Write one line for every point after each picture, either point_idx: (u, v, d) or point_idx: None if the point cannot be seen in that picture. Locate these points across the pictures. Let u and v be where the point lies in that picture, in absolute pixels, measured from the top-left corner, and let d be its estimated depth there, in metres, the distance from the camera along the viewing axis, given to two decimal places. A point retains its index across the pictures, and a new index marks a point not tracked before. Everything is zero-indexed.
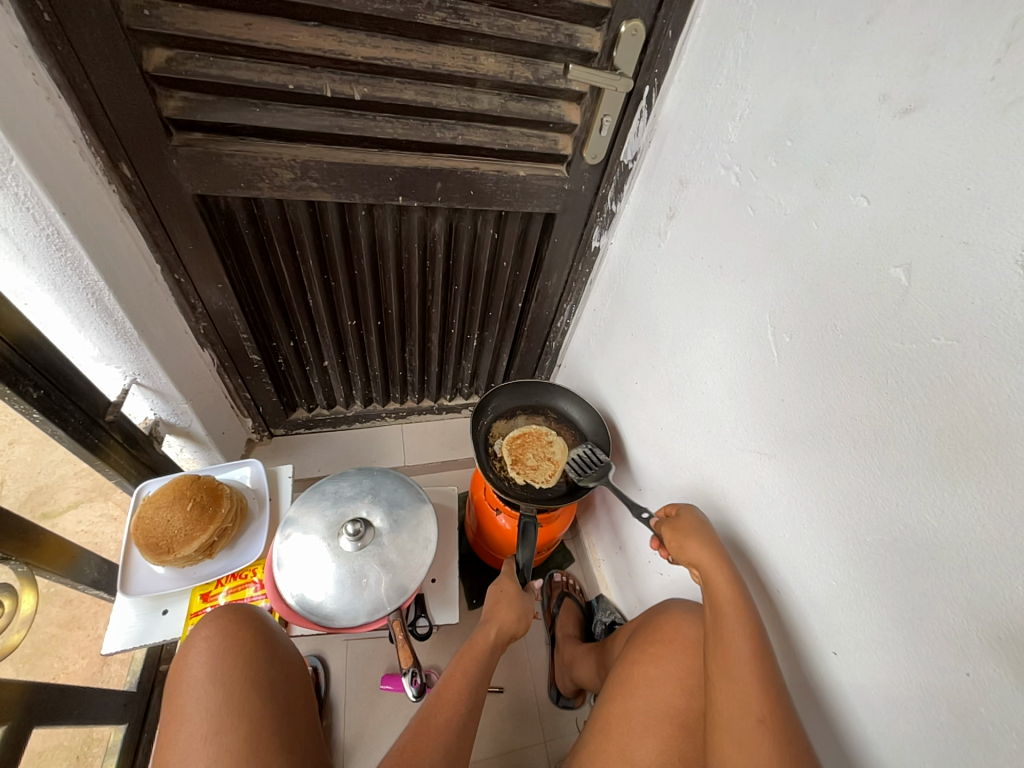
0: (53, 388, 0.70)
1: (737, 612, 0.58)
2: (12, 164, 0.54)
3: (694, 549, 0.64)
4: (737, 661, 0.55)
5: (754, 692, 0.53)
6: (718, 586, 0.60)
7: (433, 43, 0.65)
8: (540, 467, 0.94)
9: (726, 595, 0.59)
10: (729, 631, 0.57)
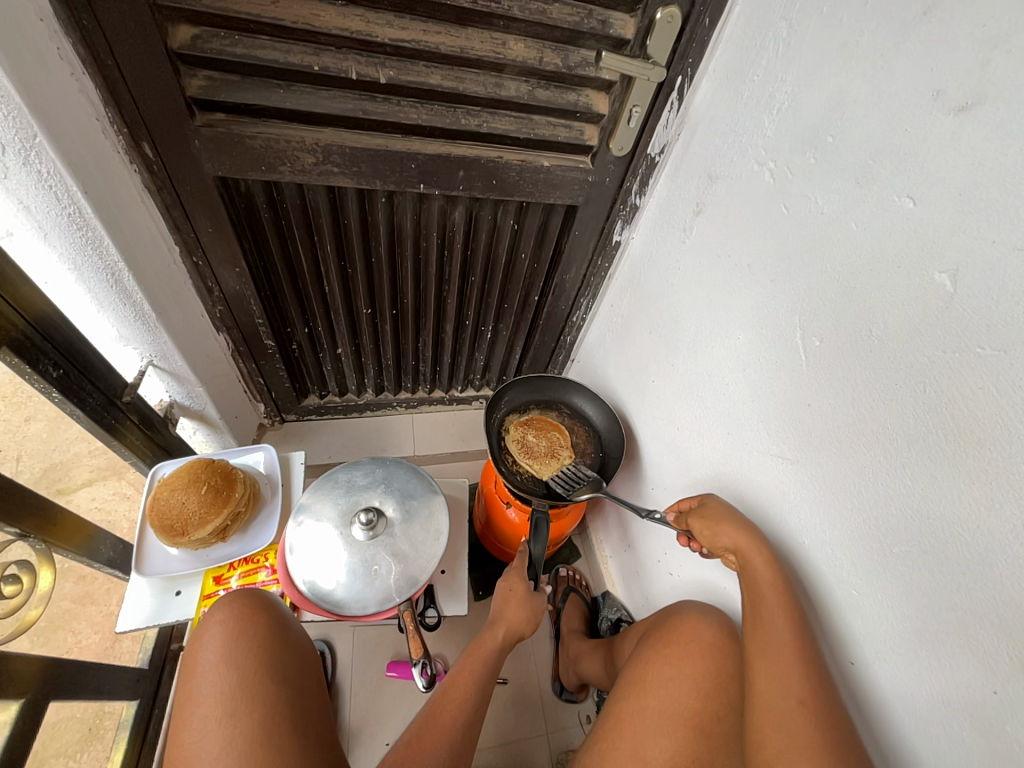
0: (71, 367, 0.70)
1: (777, 598, 0.56)
2: (36, 141, 0.54)
3: (727, 536, 0.62)
4: (775, 633, 0.54)
5: (791, 678, 0.52)
6: (754, 570, 0.59)
7: (461, 26, 0.63)
8: (540, 444, 0.93)
9: (764, 579, 0.58)
10: (768, 615, 0.55)
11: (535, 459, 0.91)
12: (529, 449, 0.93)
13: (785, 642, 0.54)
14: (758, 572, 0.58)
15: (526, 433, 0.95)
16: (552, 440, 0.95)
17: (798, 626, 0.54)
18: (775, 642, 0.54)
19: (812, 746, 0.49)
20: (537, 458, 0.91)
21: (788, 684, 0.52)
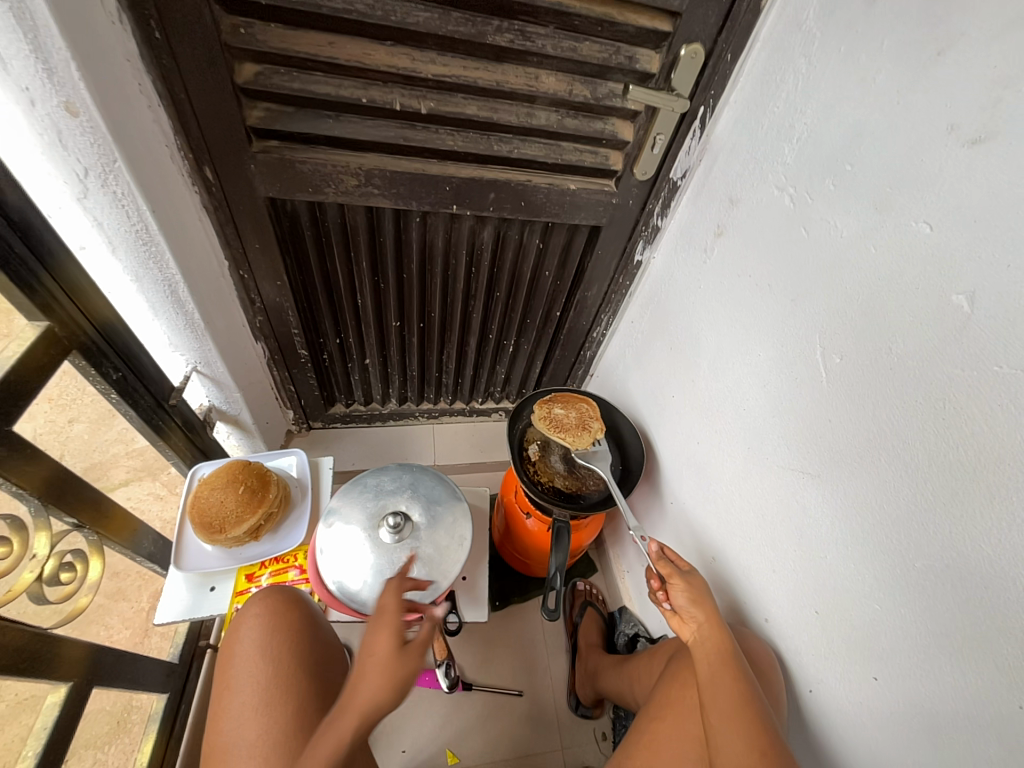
0: (128, 371, 0.76)
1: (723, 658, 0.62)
2: (115, 165, 0.60)
3: (698, 607, 0.68)
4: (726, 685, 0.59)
5: (750, 731, 0.55)
6: (710, 643, 0.64)
7: (498, 62, 0.68)
8: (570, 417, 0.91)
9: (718, 648, 0.63)
10: (721, 673, 0.61)
11: (566, 431, 0.88)
12: (557, 424, 0.90)
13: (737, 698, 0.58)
14: (714, 641, 0.64)
15: (553, 410, 0.93)
16: (580, 412, 0.92)
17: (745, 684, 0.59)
18: (727, 703, 0.58)
19: None
20: (567, 431, 0.88)
21: (749, 733, 0.55)
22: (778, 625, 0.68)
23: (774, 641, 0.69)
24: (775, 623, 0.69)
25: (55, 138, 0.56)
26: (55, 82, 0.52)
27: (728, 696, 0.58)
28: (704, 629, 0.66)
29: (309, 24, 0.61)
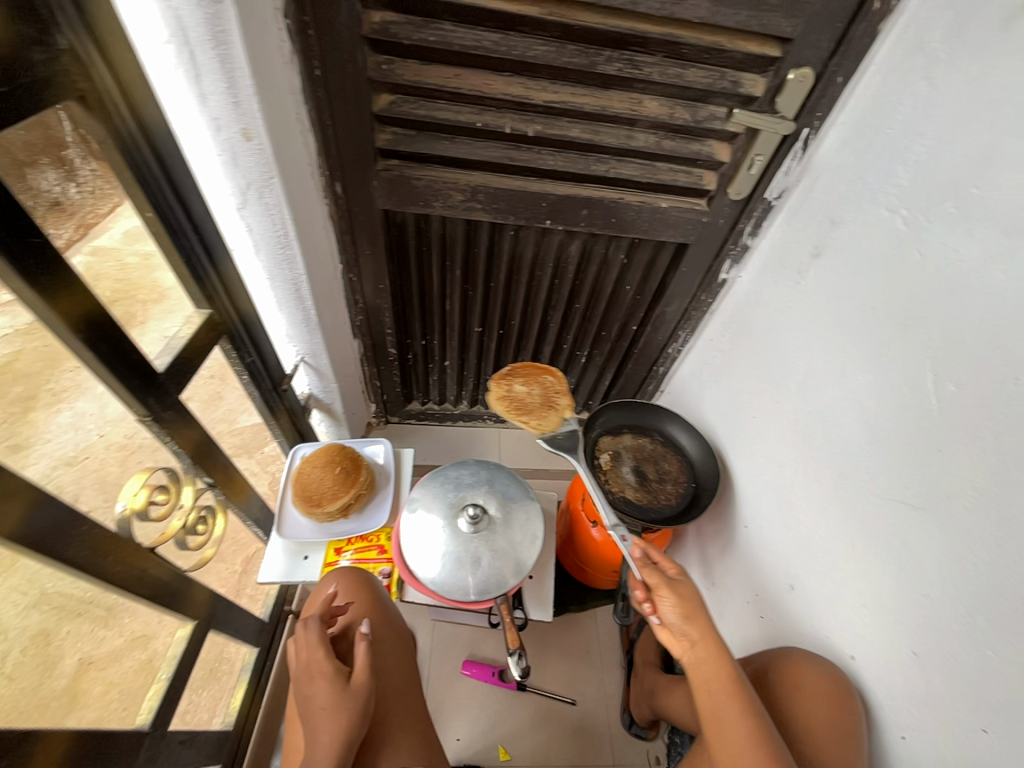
0: (257, 357, 0.87)
1: (725, 683, 0.61)
2: (271, 181, 0.70)
3: (696, 627, 0.64)
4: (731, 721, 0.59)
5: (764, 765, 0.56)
6: (709, 665, 0.62)
7: (605, 88, 0.73)
8: (530, 396, 0.89)
9: (717, 672, 0.61)
10: (723, 702, 0.60)
11: (528, 412, 0.87)
12: (516, 403, 0.89)
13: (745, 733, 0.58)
14: (714, 662, 0.62)
15: (512, 387, 0.91)
16: (544, 392, 0.90)
17: (750, 713, 0.59)
18: (733, 734, 0.58)
19: None
20: (524, 411, 0.88)
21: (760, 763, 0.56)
22: (866, 663, 0.65)
23: (860, 681, 0.66)
24: (862, 661, 0.66)
25: (230, 158, 0.67)
26: (240, 112, 0.63)
27: (736, 730, 0.58)
28: (699, 649, 0.63)
29: (440, 59, 0.69)
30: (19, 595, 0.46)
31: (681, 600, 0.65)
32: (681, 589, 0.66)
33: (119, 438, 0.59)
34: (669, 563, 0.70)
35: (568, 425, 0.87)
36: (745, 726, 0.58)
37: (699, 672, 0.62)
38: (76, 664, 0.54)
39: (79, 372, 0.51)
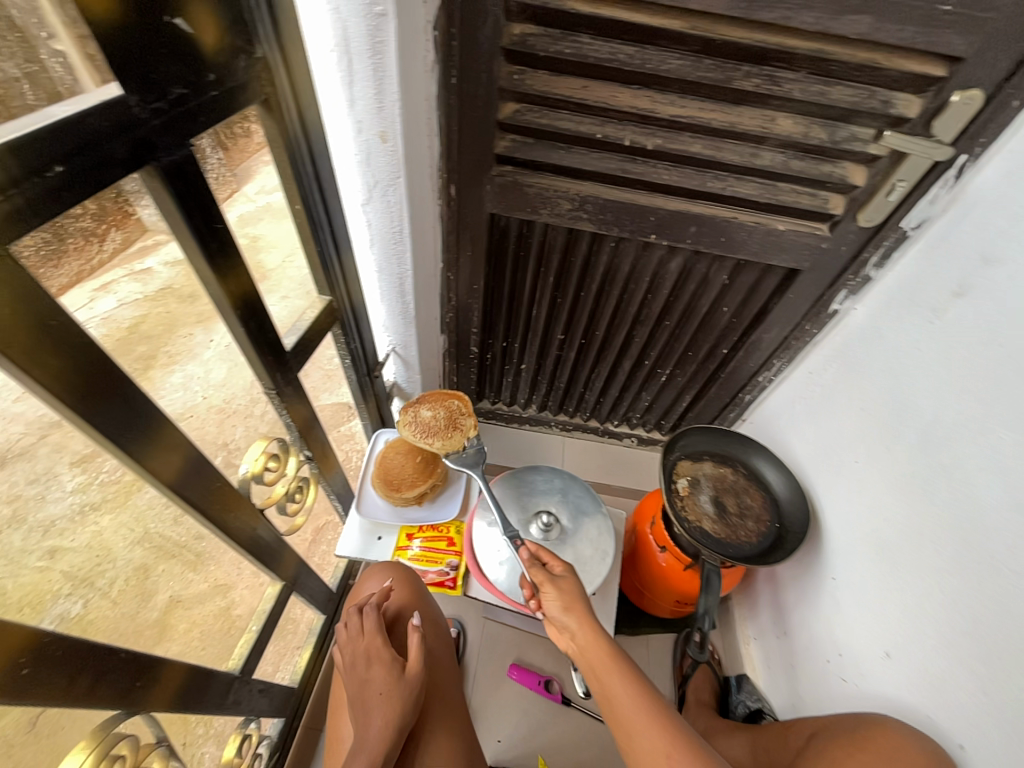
0: (358, 343, 0.93)
1: (610, 663, 0.63)
2: (397, 180, 0.75)
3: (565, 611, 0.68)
4: (618, 697, 0.60)
5: (660, 734, 0.56)
6: (594, 646, 0.65)
7: (737, 104, 0.70)
8: (433, 417, 0.87)
9: (602, 649, 0.64)
10: (613, 683, 0.61)
11: (436, 439, 0.84)
12: (424, 430, 0.85)
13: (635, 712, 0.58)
14: (581, 634, 0.66)
15: (416, 411, 0.87)
16: (450, 413, 0.88)
17: (639, 687, 0.60)
18: (623, 708, 0.59)
19: None
20: (437, 437, 0.85)
21: (653, 736, 0.56)
22: (977, 757, 0.57)
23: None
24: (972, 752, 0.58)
25: (365, 158, 0.72)
26: (381, 116, 0.67)
27: (627, 704, 0.59)
28: (580, 633, 0.67)
29: (571, 71, 0.70)
30: (128, 529, 0.47)
31: (560, 589, 0.70)
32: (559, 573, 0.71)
33: (218, 400, 0.58)
34: (555, 561, 0.74)
35: (474, 444, 0.87)
36: (630, 697, 0.60)
37: (588, 658, 0.65)
38: (166, 601, 0.57)
39: (231, 345, 0.57)
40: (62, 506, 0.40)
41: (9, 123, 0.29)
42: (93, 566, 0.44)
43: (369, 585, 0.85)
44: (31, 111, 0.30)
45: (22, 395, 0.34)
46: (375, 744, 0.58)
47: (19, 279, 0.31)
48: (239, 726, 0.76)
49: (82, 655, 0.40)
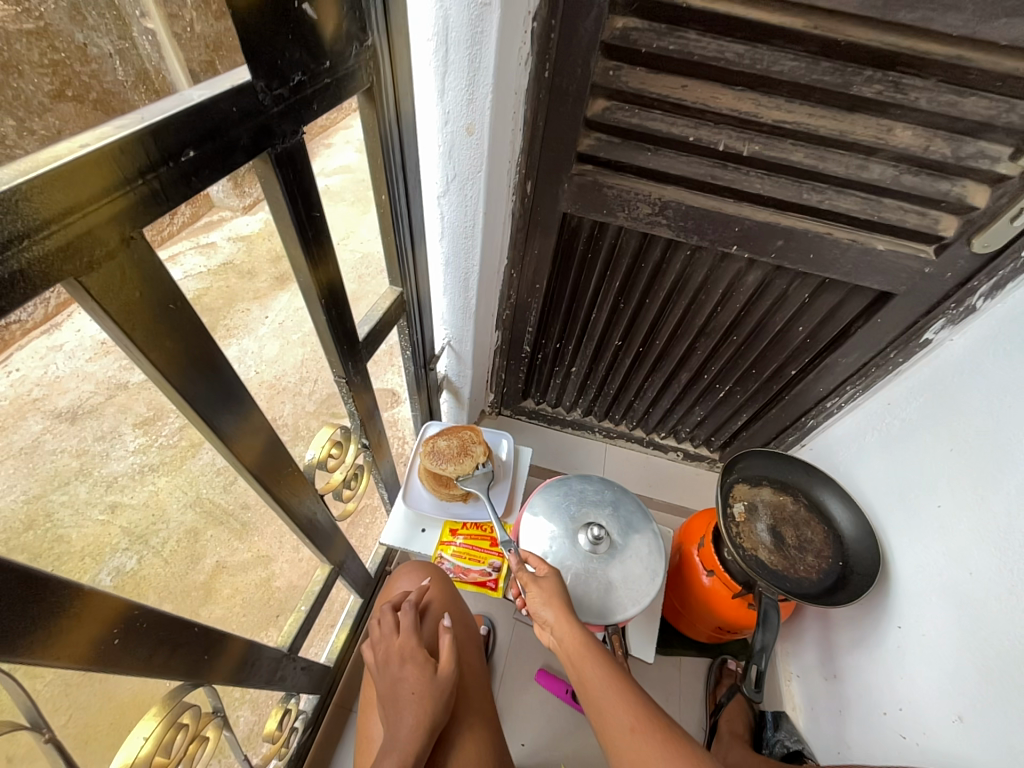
0: (419, 334, 0.93)
1: (584, 652, 0.64)
2: (478, 174, 0.73)
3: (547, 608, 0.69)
4: (591, 683, 0.61)
5: (623, 710, 0.57)
6: (568, 635, 0.66)
7: (849, 112, 0.65)
8: (449, 445, 0.91)
9: (574, 639, 0.65)
10: (586, 672, 0.62)
11: (448, 464, 0.88)
12: (439, 456, 0.90)
13: (603, 693, 0.60)
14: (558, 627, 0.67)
15: (432, 442, 0.92)
16: (462, 439, 0.92)
17: (608, 670, 0.61)
18: (595, 690, 0.61)
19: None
20: (449, 463, 0.89)
21: (620, 714, 0.57)
22: None
23: None
24: None
25: (449, 150, 0.71)
26: (470, 108, 0.65)
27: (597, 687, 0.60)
28: (558, 623, 0.68)
29: (670, 69, 0.66)
30: (182, 490, 0.52)
31: (544, 583, 0.72)
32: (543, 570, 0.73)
33: (270, 376, 0.57)
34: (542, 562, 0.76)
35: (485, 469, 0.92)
36: (600, 679, 0.61)
37: (566, 649, 0.66)
38: (213, 566, 0.63)
39: (288, 318, 0.57)
40: (124, 464, 0.43)
41: (153, 108, 0.29)
42: (149, 524, 0.48)
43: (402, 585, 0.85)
44: (125, 89, 0.28)
45: (95, 356, 0.37)
46: (407, 743, 0.57)
47: (149, 265, 0.31)
48: (282, 701, 0.78)
49: (163, 629, 0.41)
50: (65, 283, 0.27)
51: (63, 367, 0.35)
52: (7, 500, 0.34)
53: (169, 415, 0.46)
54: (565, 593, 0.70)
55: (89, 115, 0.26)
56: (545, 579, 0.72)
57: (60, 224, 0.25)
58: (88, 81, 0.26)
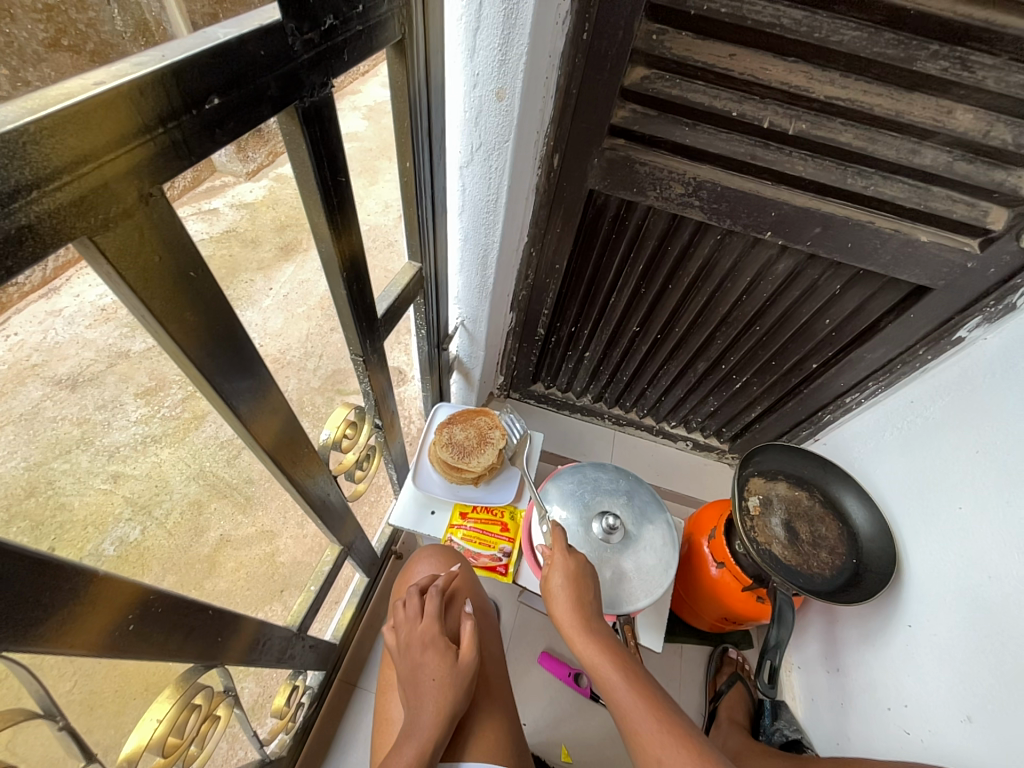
0: (435, 313, 0.90)
1: (610, 665, 0.62)
2: (505, 145, 0.68)
3: (564, 608, 0.67)
4: (618, 696, 0.59)
5: (652, 729, 0.55)
6: (590, 646, 0.64)
7: (909, 91, 0.60)
8: (468, 437, 0.91)
9: (597, 650, 0.63)
10: (612, 685, 0.60)
11: (472, 456, 0.89)
12: (458, 448, 0.90)
13: (629, 707, 0.58)
14: (580, 638, 0.65)
15: (448, 431, 0.92)
16: (479, 429, 0.93)
17: (637, 684, 0.59)
18: (621, 705, 0.58)
19: None
20: (472, 454, 0.89)
21: (648, 731, 0.55)
22: None
23: None
24: None
25: (475, 116, 0.66)
26: (502, 71, 0.60)
27: (623, 702, 0.58)
28: (578, 631, 0.65)
29: (720, 34, 0.62)
30: (185, 464, 0.51)
31: (565, 574, 0.69)
32: (567, 564, 0.71)
33: (273, 350, 0.57)
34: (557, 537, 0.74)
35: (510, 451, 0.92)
36: (627, 694, 0.59)
37: (587, 656, 0.64)
38: (217, 538, 0.63)
39: (288, 294, 0.56)
40: (127, 435, 0.43)
41: (175, 46, 0.25)
42: (151, 494, 0.49)
43: (423, 569, 0.84)
44: (125, 44, 0.24)
45: (95, 323, 0.35)
46: (425, 731, 0.57)
47: (172, 232, 0.28)
48: (290, 678, 0.78)
49: (176, 614, 0.40)
50: (77, 242, 0.24)
51: (61, 333, 0.33)
52: (9, 466, 0.35)
53: (172, 386, 0.44)
54: (588, 595, 0.68)
55: (86, 69, 0.23)
56: (570, 568, 0.70)
57: (71, 176, 0.21)
58: (86, 31, 0.23)
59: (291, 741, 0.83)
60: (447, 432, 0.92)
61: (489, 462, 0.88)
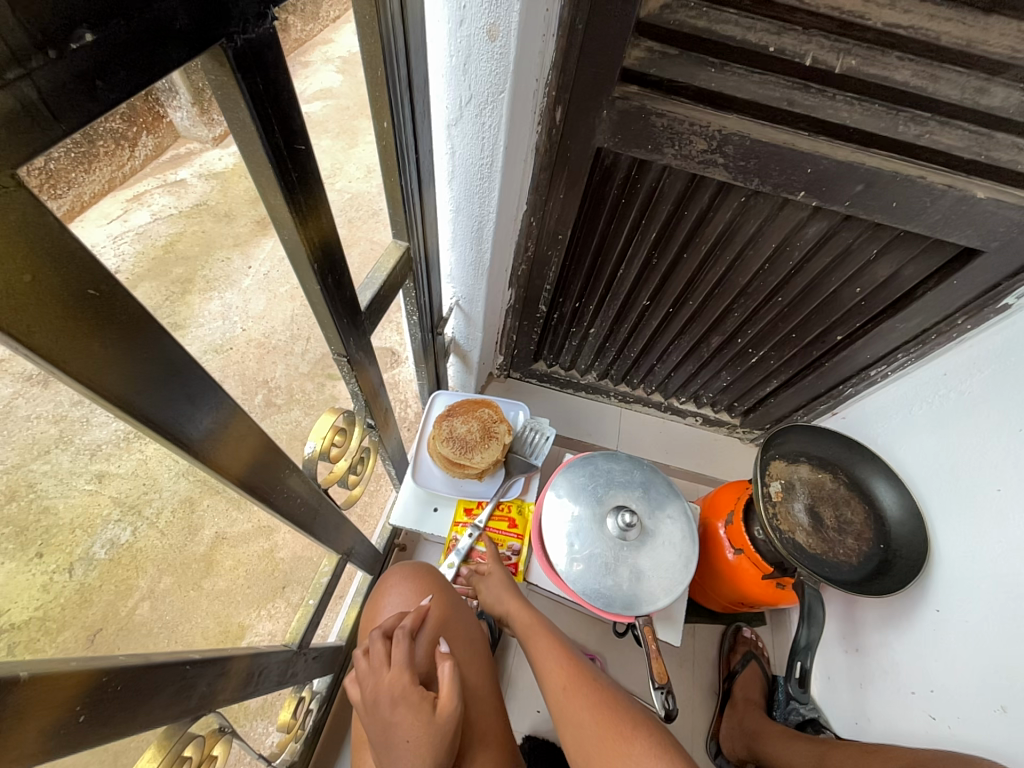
0: (427, 295, 0.81)
1: (540, 630, 0.75)
2: (499, 97, 0.58)
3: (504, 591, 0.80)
4: (542, 655, 0.72)
5: (568, 677, 0.67)
6: (523, 616, 0.76)
7: (985, 14, 0.51)
8: (470, 431, 0.84)
9: (529, 619, 0.76)
10: (541, 646, 0.73)
11: (474, 452, 0.82)
12: (460, 443, 0.83)
13: (552, 663, 0.70)
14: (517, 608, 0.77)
15: (449, 424, 0.85)
16: (482, 422, 0.86)
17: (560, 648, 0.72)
18: (544, 659, 0.71)
19: (609, 719, 0.60)
20: (474, 449, 0.83)
21: (565, 675, 0.68)
22: None
23: None
24: None
25: (463, 61, 0.55)
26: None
27: (547, 658, 0.71)
28: (515, 605, 0.77)
29: None
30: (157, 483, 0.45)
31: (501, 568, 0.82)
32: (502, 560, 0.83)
33: (251, 338, 0.51)
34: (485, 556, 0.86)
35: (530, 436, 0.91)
36: (550, 654, 0.71)
37: (521, 624, 0.76)
38: (213, 537, 0.57)
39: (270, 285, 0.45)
40: (109, 432, 0.37)
41: None
42: (140, 495, 0.42)
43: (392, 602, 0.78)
44: None
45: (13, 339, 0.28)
46: None
47: (49, 241, 0.20)
48: (294, 692, 0.75)
49: (147, 680, 0.34)
50: None
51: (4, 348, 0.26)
52: None
53: None
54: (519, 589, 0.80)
55: None
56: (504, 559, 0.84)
57: None
58: None
59: (301, 747, 0.81)
60: (447, 426, 0.84)
61: (494, 459, 0.82)
